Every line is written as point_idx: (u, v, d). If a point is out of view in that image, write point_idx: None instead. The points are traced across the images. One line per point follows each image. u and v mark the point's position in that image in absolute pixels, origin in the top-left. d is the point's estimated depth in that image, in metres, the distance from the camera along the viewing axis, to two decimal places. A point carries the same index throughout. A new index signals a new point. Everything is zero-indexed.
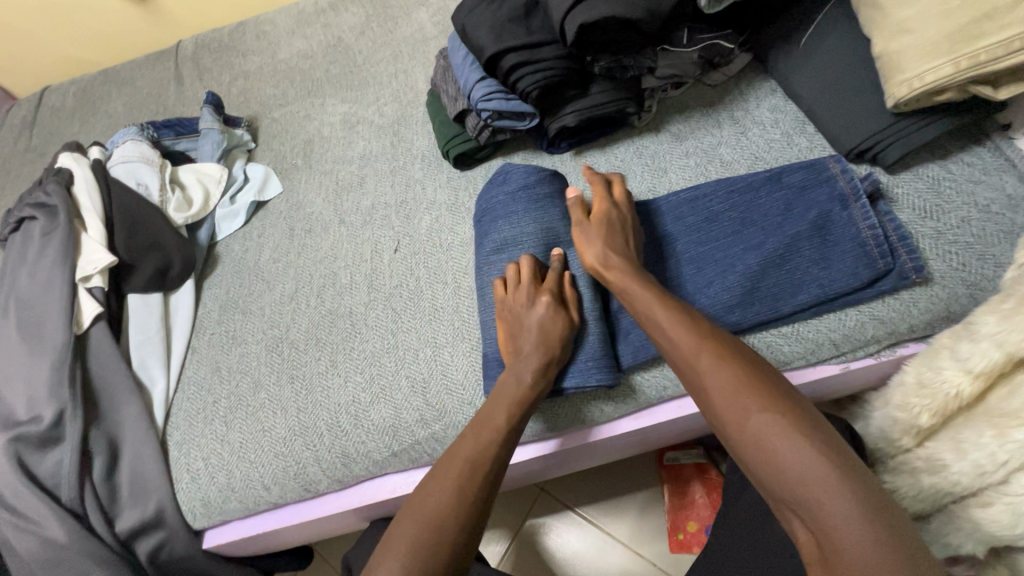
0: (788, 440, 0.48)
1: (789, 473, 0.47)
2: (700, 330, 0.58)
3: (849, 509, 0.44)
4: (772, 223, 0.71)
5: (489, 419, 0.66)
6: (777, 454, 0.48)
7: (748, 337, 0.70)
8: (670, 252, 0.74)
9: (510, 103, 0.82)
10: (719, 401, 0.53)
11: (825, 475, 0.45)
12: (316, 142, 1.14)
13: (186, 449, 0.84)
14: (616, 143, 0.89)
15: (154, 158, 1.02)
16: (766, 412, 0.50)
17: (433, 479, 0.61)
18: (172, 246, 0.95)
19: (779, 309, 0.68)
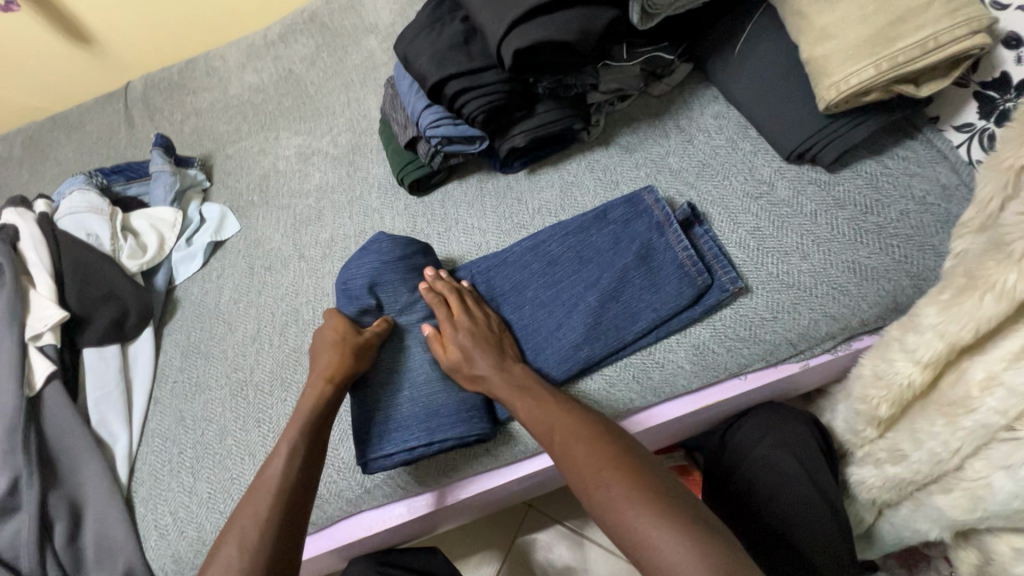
0: (627, 498, 0.52)
1: (630, 539, 0.51)
2: (550, 410, 0.63)
3: (682, 555, 0.47)
4: (604, 258, 0.76)
5: (275, 455, 0.66)
6: (619, 516, 0.52)
7: (655, 352, 0.72)
8: (523, 301, 0.78)
9: (459, 128, 0.82)
10: (573, 475, 0.58)
11: (655, 532, 0.49)
12: (271, 176, 1.13)
13: (154, 504, 0.82)
14: (568, 159, 0.90)
15: (103, 207, 1.00)
16: (605, 479, 0.55)
17: (239, 506, 0.63)
18: (127, 295, 0.93)
19: (596, 343, 0.72)
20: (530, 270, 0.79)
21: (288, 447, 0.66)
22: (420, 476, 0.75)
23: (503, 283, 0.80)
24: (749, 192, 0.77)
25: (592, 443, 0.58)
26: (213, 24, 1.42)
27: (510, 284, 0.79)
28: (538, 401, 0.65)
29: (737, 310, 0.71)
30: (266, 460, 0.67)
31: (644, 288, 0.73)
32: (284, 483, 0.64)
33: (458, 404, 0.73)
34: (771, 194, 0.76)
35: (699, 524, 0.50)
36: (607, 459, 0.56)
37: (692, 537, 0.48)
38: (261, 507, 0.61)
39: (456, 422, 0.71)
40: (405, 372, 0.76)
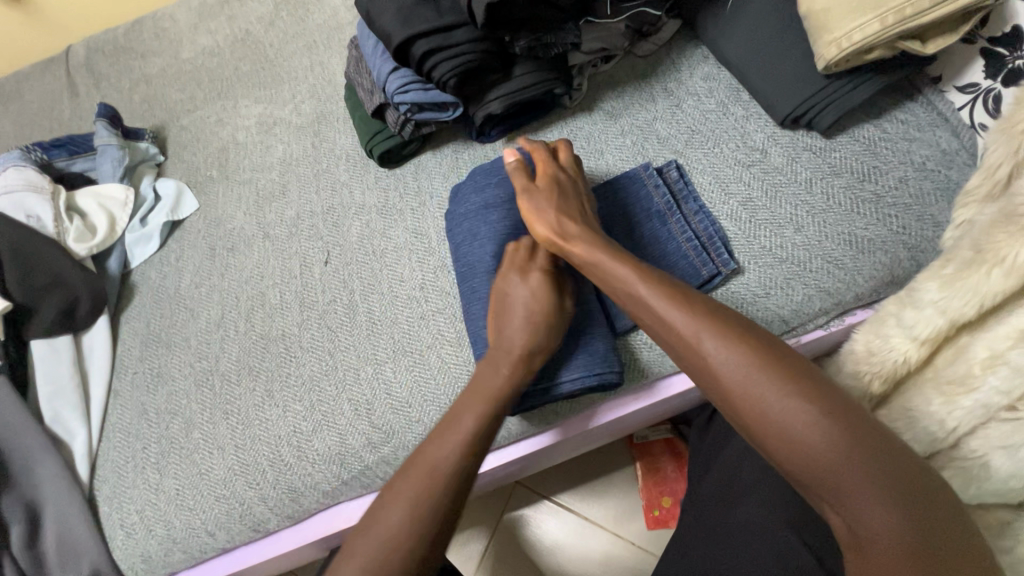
0: (807, 430, 0.44)
1: (822, 485, 0.43)
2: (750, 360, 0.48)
3: (880, 507, 0.41)
4: None
5: (435, 452, 0.57)
6: (797, 450, 0.44)
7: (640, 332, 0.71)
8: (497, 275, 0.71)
9: (429, 94, 0.76)
10: (731, 399, 0.48)
11: (863, 493, 0.42)
12: (231, 149, 1.04)
13: (119, 503, 0.77)
14: (549, 126, 0.84)
15: (43, 185, 0.91)
16: (781, 407, 0.45)
17: (393, 484, 0.56)
18: (76, 281, 0.86)
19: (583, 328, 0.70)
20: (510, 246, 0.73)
21: (467, 425, 0.59)
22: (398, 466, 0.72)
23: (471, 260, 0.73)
24: (742, 160, 0.73)
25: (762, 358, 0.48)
26: None
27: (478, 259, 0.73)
28: (674, 299, 0.54)
29: (731, 285, 0.68)
30: (430, 438, 0.58)
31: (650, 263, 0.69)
32: (433, 500, 0.54)
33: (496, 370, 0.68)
34: (764, 161, 0.72)
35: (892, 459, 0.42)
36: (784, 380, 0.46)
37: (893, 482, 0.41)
38: (419, 496, 0.54)
39: (597, 359, 0.66)
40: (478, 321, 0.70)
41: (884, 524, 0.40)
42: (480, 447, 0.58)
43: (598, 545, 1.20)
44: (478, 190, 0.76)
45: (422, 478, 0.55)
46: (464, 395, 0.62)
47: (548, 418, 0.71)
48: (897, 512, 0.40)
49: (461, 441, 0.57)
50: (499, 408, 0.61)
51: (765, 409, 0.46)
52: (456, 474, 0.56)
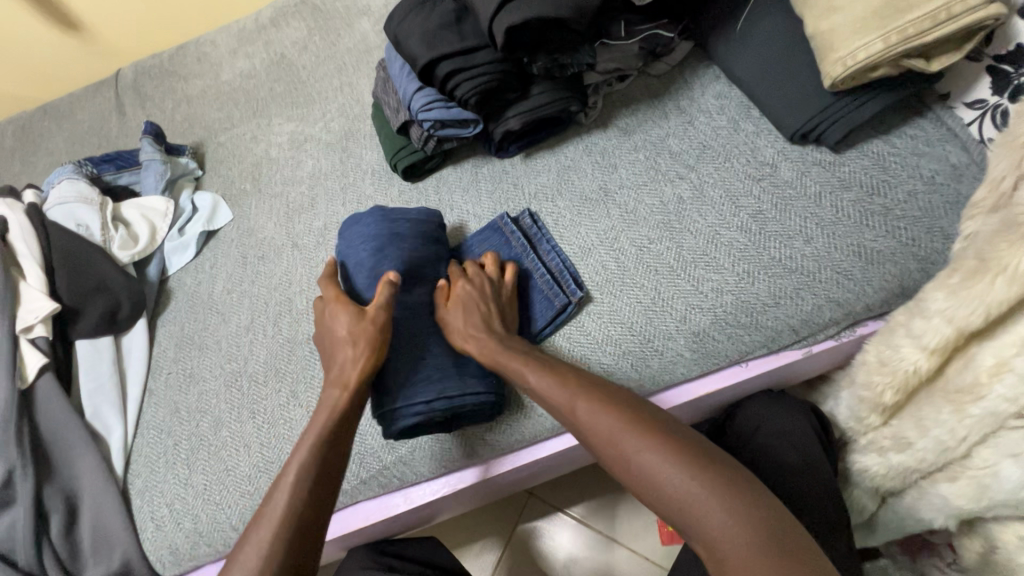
0: (652, 452, 0.51)
1: (671, 506, 0.49)
2: (553, 376, 0.61)
3: (715, 509, 0.46)
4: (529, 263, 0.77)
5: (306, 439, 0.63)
6: (642, 467, 0.51)
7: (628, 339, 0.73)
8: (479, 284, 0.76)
9: (451, 112, 0.80)
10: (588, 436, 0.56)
11: (705, 501, 0.47)
12: (264, 164, 1.11)
13: (150, 496, 0.81)
14: (565, 142, 0.88)
15: (92, 197, 0.98)
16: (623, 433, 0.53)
17: (258, 516, 0.57)
18: (117, 285, 0.92)
19: (594, 338, 0.72)
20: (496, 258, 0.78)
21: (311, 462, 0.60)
22: (415, 466, 0.74)
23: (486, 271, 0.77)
24: (751, 174, 0.75)
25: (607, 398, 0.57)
26: (203, 8, 1.38)
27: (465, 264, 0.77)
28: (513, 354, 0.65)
29: (739, 295, 0.69)
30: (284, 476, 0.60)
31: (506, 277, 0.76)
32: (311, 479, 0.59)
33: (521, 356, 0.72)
34: (774, 175, 0.74)
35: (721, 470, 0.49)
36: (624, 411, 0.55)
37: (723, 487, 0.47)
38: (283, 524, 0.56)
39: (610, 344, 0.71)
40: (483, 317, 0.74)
41: (716, 526, 0.46)
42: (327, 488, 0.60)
43: (612, 559, 1.19)
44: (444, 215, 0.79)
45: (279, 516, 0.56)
46: (306, 432, 0.64)
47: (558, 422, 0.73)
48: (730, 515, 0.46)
49: (330, 424, 0.63)
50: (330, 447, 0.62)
51: (613, 441, 0.54)
52: (330, 444, 0.62)
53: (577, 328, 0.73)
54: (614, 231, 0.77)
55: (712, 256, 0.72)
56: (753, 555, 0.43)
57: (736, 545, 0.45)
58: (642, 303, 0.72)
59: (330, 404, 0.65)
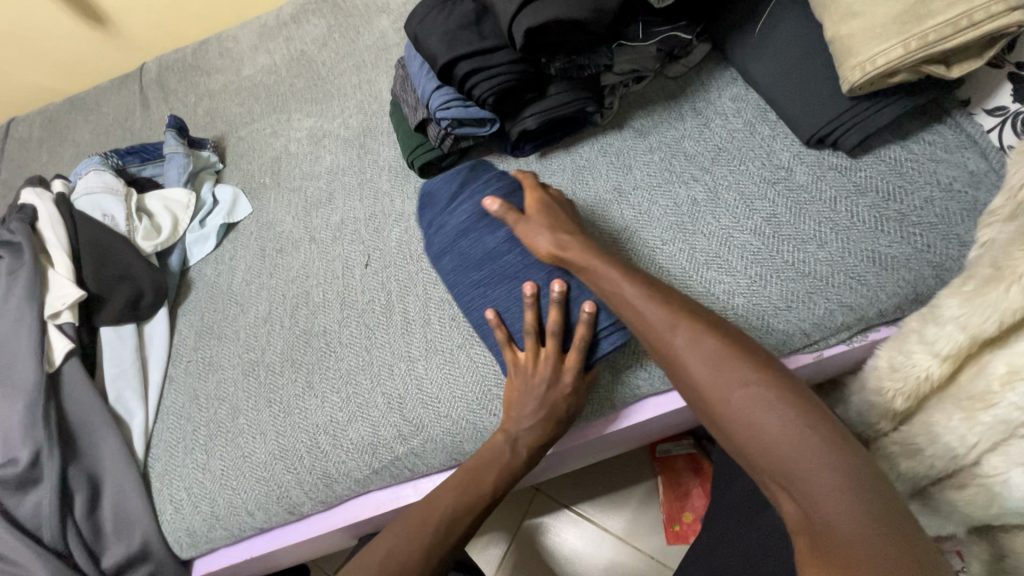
0: (772, 409, 0.49)
1: (781, 470, 0.46)
2: (672, 306, 0.58)
3: (835, 479, 0.44)
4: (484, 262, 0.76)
5: (406, 539, 0.63)
6: (757, 423, 0.49)
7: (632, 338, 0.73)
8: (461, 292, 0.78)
9: (469, 110, 0.81)
10: (691, 381, 0.54)
11: (828, 471, 0.45)
12: (283, 159, 1.13)
13: (169, 479, 0.83)
14: (581, 142, 0.88)
15: (118, 188, 1.01)
16: (742, 385, 0.51)
17: (409, 517, 0.66)
18: (141, 275, 0.95)
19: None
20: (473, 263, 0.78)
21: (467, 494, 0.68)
22: (426, 458, 0.76)
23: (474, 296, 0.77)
24: (766, 177, 0.75)
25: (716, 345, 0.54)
26: (226, 4, 1.41)
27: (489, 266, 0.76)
28: (650, 295, 0.60)
29: (751, 298, 0.69)
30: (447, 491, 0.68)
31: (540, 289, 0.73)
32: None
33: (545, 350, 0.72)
34: (789, 179, 0.74)
35: (844, 439, 0.47)
36: (735, 363, 0.52)
37: (843, 459, 0.45)
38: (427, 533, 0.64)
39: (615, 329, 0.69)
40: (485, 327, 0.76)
41: (829, 495, 0.44)
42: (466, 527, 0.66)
43: (617, 555, 1.20)
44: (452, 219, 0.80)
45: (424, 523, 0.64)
46: (487, 450, 0.70)
47: (569, 419, 0.73)
48: (849, 486, 0.44)
49: (482, 478, 0.69)
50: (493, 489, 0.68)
51: (724, 392, 0.51)
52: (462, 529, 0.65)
53: None
54: (627, 231, 0.78)
55: (725, 258, 0.72)
56: (865, 528, 0.42)
57: (844, 512, 0.43)
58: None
59: (494, 450, 0.70)
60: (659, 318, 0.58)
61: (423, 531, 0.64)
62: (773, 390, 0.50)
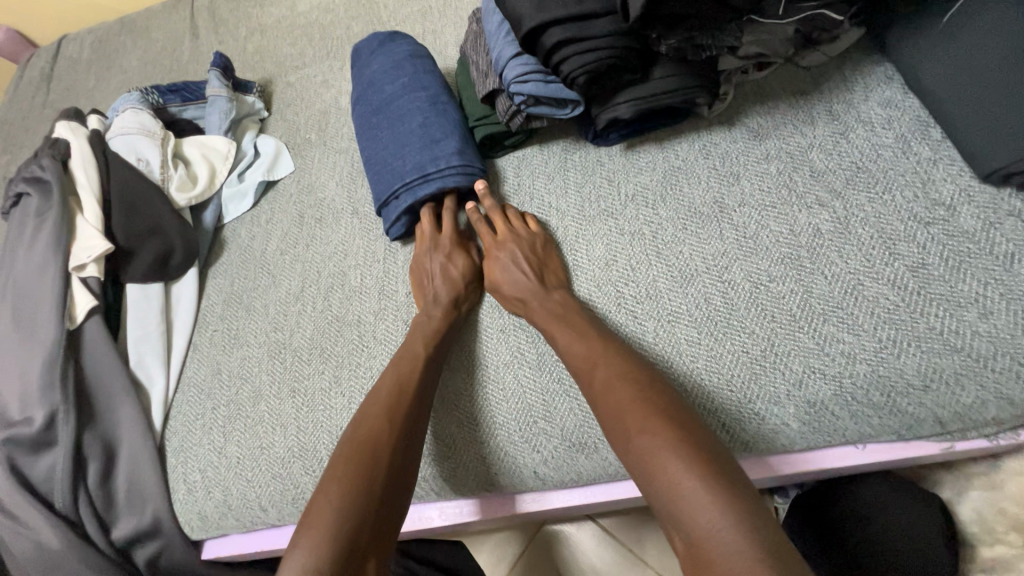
0: (667, 445, 0.49)
1: (667, 499, 0.47)
2: (595, 346, 0.60)
3: (714, 507, 0.44)
4: (400, 113, 0.81)
5: (365, 419, 0.61)
6: (652, 458, 0.49)
7: (712, 387, 0.60)
8: (373, 143, 0.83)
9: (549, 87, 0.67)
10: (609, 421, 0.55)
11: (704, 500, 0.45)
12: (332, 113, 1.02)
13: (185, 457, 0.79)
14: (679, 137, 0.74)
15: (154, 130, 0.93)
16: (647, 422, 0.51)
17: (323, 482, 0.56)
18: (172, 230, 0.87)
19: (685, 385, 0.61)
20: (394, 121, 0.82)
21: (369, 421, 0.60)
22: (455, 486, 0.67)
23: (375, 143, 0.82)
24: (918, 215, 0.60)
25: (635, 386, 0.55)
26: None
27: (388, 130, 0.81)
28: (581, 332, 0.62)
29: (877, 368, 0.56)
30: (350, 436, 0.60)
31: (440, 126, 0.79)
32: (360, 477, 0.55)
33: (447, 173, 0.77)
34: (949, 222, 0.58)
35: (732, 473, 0.47)
36: (646, 401, 0.53)
37: (725, 490, 0.45)
38: (355, 479, 0.55)
39: (454, 158, 0.77)
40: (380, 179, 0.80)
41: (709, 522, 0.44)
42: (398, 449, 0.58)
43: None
44: (374, 89, 0.86)
45: (345, 469, 0.56)
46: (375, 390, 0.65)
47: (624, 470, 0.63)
48: (726, 513, 0.43)
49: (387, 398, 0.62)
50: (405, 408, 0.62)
51: (627, 430, 0.52)
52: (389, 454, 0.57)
53: (664, 370, 0.62)
54: (726, 257, 0.65)
55: (847, 310, 0.58)
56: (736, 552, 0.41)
57: (719, 538, 0.42)
58: (747, 353, 0.60)
59: (390, 376, 0.65)
60: (584, 359, 0.60)
61: (344, 478, 0.55)
62: (672, 427, 0.50)
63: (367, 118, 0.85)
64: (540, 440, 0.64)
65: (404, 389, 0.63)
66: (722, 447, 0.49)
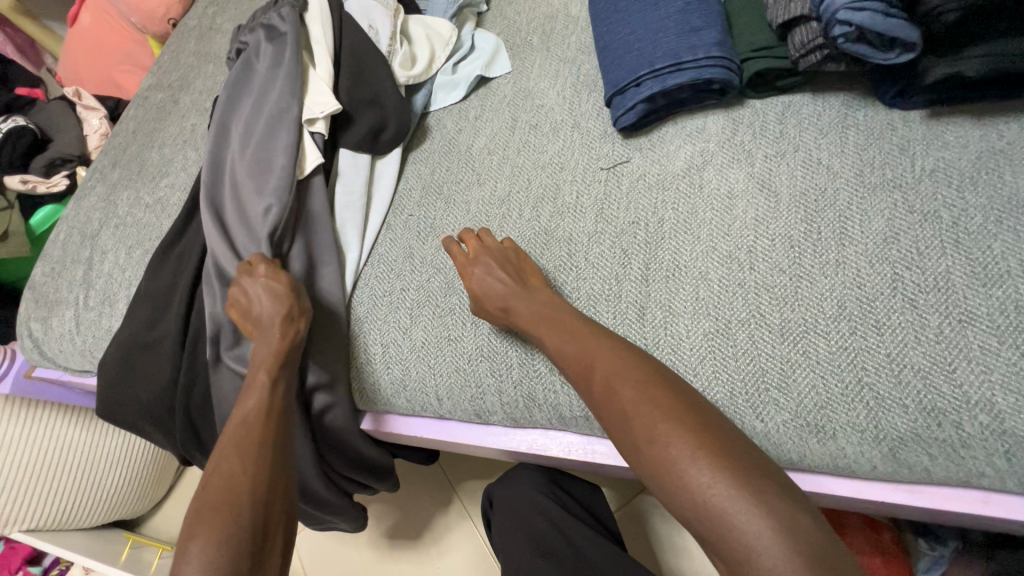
0: (686, 446, 0.47)
1: (707, 521, 0.44)
2: (588, 346, 0.59)
3: (745, 516, 0.42)
4: (655, 0, 0.76)
5: (226, 447, 0.58)
6: (671, 465, 0.47)
7: (1005, 405, 0.52)
8: (617, 27, 0.78)
9: (888, 21, 0.56)
10: (615, 426, 0.53)
11: (744, 509, 0.43)
12: (560, 19, 0.95)
13: (368, 329, 0.80)
14: (1007, 116, 0.62)
15: (389, 2, 0.92)
16: (658, 422, 0.49)
17: (203, 518, 0.52)
18: (392, 105, 0.86)
19: (967, 395, 0.53)
20: (649, 8, 0.76)
21: (227, 452, 0.57)
22: None
23: (620, 29, 0.78)
24: None
25: (639, 386, 0.53)
26: None
27: (641, 26, 0.75)
28: (571, 334, 0.61)
29: None
30: (224, 458, 0.57)
31: (704, 16, 0.72)
32: (250, 448, 0.58)
33: (703, 61, 0.70)
34: None
35: (761, 477, 0.45)
36: (651, 399, 0.51)
37: (766, 500, 0.43)
38: (225, 519, 0.52)
39: (715, 51, 0.70)
40: (620, 64, 0.76)
41: (755, 536, 0.41)
42: (259, 479, 0.55)
43: None
44: None
45: (223, 501, 0.53)
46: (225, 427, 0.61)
47: (859, 466, 0.56)
48: (765, 524, 0.42)
49: (234, 424, 0.60)
50: (263, 440, 0.59)
51: (639, 437, 0.50)
52: (255, 483, 0.55)
53: (944, 373, 0.54)
54: None
55: None
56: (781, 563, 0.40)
57: (764, 554, 0.41)
58: None
59: (252, 394, 0.63)
60: (578, 362, 0.58)
61: (220, 510, 0.52)
62: (689, 427, 0.48)
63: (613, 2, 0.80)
64: (768, 409, 0.58)
65: (258, 410, 0.62)
66: (743, 448, 0.47)
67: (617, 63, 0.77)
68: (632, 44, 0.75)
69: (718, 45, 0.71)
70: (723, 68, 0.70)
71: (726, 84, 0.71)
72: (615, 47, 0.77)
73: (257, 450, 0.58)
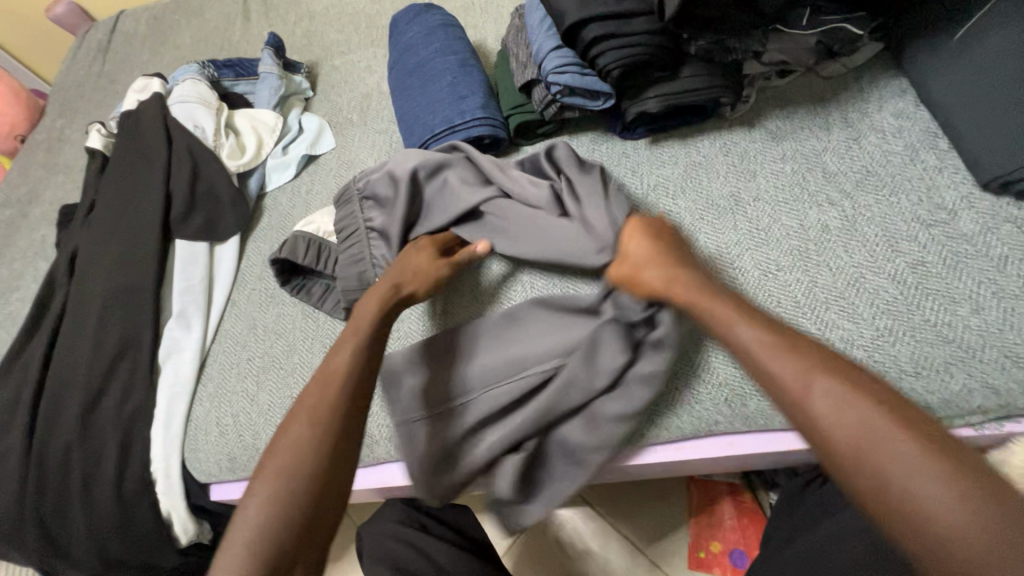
0: (883, 441, 0.38)
1: (872, 480, 0.38)
2: (778, 338, 0.47)
3: (905, 463, 0.37)
4: (429, 76, 0.89)
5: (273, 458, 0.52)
6: (841, 461, 0.39)
7: (718, 362, 0.63)
8: (404, 100, 0.91)
9: (584, 79, 0.73)
10: (791, 391, 0.43)
11: (895, 475, 0.37)
12: (374, 96, 1.08)
13: (218, 403, 0.84)
14: (702, 134, 0.79)
15: (210, 101, 1.02)
16: (815, 396, 0.42)
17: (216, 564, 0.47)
18: (225, 195, 0.95)
19: (692, 359, 0.64)
20: (426, 83, 0.89)
21: (269, 472, 0.50)
22: None
23: (408, 102, 0.90)
24: (921, 217, 0.64)
25: (830, 366, 0.44)
26: None
27: (422, 98, 0.88)
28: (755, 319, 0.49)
29: (875, 354, 0.59)
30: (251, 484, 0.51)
31: (469, 86, 0.87)
32: (313, 445, 0.51)
33: (470, 122, 0.83)
34: (948, 225, 0.63)
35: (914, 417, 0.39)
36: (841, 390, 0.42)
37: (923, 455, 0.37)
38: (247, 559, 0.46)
39: (479, 113, 0.83)
40: (411, 131, 0.88)
41: (939, 506, 0.35)
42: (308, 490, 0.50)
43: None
44: (410, 54, 0.93)
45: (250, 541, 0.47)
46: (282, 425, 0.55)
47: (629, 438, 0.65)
48: (925, 475, 0.36)
49: (303, 444, 0.51)
50: (315, 449, 0.51)
51: (802, 400, 0.42)
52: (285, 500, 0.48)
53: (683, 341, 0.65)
54: (738, 246, 0.69)
55: (849, 300, 0.63)
56: (948, 514, 0.34)
57: (936, 502, 0.35)
58: None
59: (295, 420, 0.54)
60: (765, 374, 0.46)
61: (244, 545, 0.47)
62: (869, 407, 0.40)
63: (401, 80, 0.93)
64: None
65: (333, 417, 0.53)
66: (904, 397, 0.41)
67: (409, 131, 0.89)
68: (417, 115, 0.88)
69: (482, 108, 0.84)
70: (488, 126, 0.83)
71: (497, 138, 0.85)
72: (406, 119, 0.90)
73: (296, 464, 0.50)
